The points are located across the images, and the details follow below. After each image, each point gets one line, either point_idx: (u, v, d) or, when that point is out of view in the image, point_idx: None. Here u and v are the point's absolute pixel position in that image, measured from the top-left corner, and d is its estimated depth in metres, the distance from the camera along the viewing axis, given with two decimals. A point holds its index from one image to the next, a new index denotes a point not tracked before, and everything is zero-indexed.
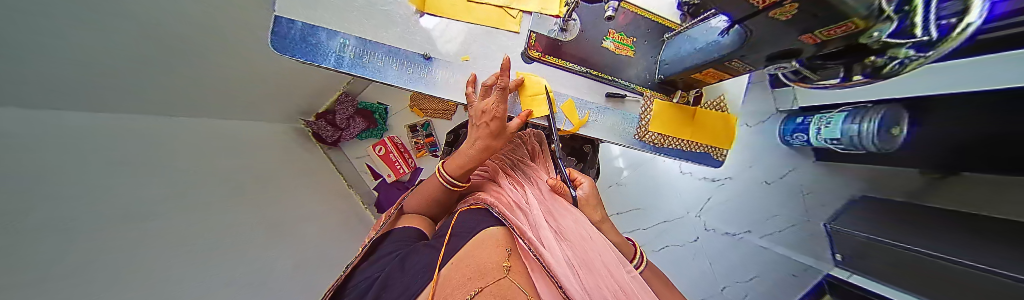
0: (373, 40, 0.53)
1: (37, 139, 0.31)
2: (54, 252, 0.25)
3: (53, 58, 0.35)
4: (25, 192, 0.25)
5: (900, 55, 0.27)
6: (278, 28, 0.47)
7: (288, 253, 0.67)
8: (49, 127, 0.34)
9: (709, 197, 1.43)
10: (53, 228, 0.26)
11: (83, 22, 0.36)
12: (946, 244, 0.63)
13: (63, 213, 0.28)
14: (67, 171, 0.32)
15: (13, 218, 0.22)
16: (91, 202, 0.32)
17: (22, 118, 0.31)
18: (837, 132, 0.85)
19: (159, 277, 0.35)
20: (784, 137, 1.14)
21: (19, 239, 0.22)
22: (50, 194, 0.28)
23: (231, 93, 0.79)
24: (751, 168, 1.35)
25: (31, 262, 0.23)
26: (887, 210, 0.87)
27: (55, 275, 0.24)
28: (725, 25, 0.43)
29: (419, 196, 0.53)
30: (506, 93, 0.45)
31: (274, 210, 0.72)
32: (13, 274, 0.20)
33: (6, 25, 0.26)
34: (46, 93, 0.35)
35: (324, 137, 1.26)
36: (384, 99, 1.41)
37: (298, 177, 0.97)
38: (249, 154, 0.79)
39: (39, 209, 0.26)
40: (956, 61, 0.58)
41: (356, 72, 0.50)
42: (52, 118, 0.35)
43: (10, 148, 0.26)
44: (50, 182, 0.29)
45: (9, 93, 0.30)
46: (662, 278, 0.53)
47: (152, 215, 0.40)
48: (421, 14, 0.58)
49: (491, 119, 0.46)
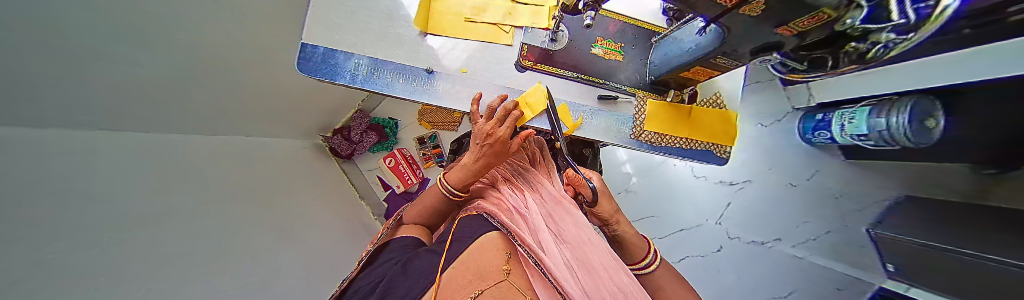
0: (383, 58, 0.59)
1: (59, 151, 0.34)
2: (75, 244, 0.28)
3: (81, 75, 0.39)
4: (42, 188, 0.28)
5: (880, 40, 0.29)
6: (303, 52, 0.55)
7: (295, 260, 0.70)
8: (81, 141, 0.38)
9: (729, 203, 1.35)
10: (74, 225, 0.29)
11: (115, 47, 0.41)
12: (993, 246, 0.56)
13: (82, 209, 0.31)
14: (86, 173, 0.35)
15: (32, 213, 0.25)
16: (106, 201, 0.35)
17: (47, 128, 0.34)
18: (863, 127, 0.81)
19: (166, 272, 0.37)
20: (806, 136, 1.11)
21: (39, 233, 0.25)
22: (73, 195, 0.31)
23: (253, 111, 0.87)
24: (771, 170, 1.26)
25: (48, 249, 0.25)
26: (952, 216, 0.74)
27: (65, 262, 0.26)
28: (701, 26, 0.45)
29: (418, 207, 0.55)
30: (513, 122, 0.51)
31: (285, 220, 0.76)
32: (31, 261, 0.22)
33: (37, 44, 0.30)
34: (80, 110, 0.40)
35: (338, 151, 1.34)
36: (393, 114, 1.50)
37: (311, 188, 1.02)
38: (266, 168, 0.85)
39: (58, 208, 0.29)
40: (967, 49, 0.55)
41: (367, 87, 0.55)
42: (81, 133, 0.40)
43: (31, 157, 0.29)
44: (67, 181, 0.32)
45: (40, 104, 0.33)
46: (676, 274, 0.49)
47: (164, 218, 0.42)
48: (425, 35, 0.64)
49: (498, 141, 0.50)
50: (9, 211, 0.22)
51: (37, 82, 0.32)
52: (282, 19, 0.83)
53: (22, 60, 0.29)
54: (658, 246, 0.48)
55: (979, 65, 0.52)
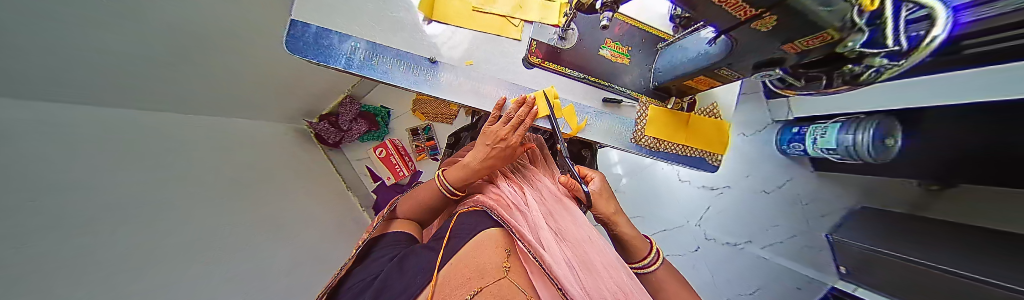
0: (382, 44, 0.56)
1: (43, 136, 0.31)
2: (61, 246, 0.25)
3: (66, 49, 0.35)
4: (28, 180, 0.25)
5: (875, 63, 0.30)
6: (293, 30, 0.50)
7: (285, 253, 0.66)
8: (47, 118, 0.34)
9: (708, 206, 1.37)
10: (52, 223, 0.26)
11: (98, 16, 0.36)
12: (959, 257, 0.60)
13: (62, 204, 0.28)
14: (61, 158, 0.31)
15: (9, 213, 0.22)
16: (86, 192, 0.32)
17: (20, 105, 0.30)
18: (833, 142, 0.88)
19: (158, 274, 0.34)
20: (781, 147, 1.18)
21: (23, 234, 0.22)
22: (54, 186, 0.28)
23: (236, 93, 0.80)
24: (749, 177, 1.30)
25: (34, 257, 0.22)
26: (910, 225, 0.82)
27: (54, 268, 0.23)
28: (712, 36, 0.45)
29: (410, 201, 0.54)
30: (525, 130, 0.52)
31: (271, 210, 0.71)
32: (18, 269, 0.20)
33: (25, 18, 0.26)
34: (51, 88, 0.35)
35: (326, 138, 1.28)
36: (386, 103, 1.43)
37: (296, 177, 0.96)
38: (250, 155, 0.79)
39: (40, 200, 0.26)
40: (939, 76, 0.60)
41: (365, 74, 0.52)
42: (53, 109, 0.36)
43: (13, 145, 0.26)
44: (45, 170, 0.28)
45: (13, 82, 0.29)
46: (680, 279, 0.47)
47: (150, 210, 0.39)
48: (429, 21, 0.61)
49: (510, 147, 0.50)
50: None
51: (17, 52, 0.28)
52: None
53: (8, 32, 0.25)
54: (661, 248, 0.48)
55: (957, 90, 0.56)
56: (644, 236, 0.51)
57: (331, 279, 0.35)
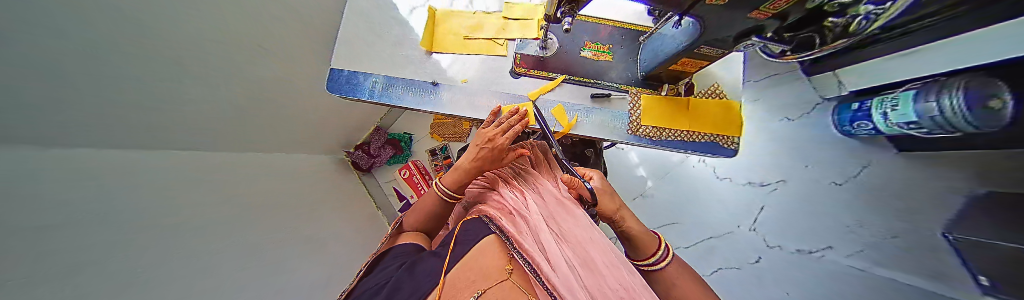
0: (395, 75, 0.67)
1: (85, 171, 0.38)
2: (81, 250, 0.30)
3: (107, 100, 0.44)
4: (53, 199, 0.31)
5: (862, 10, 0.36)
6: (333, 76, 0.64)
7: (294, 272, 0.70)
8: (93, 156, 0.42)
9: (763, 206, 1.17)
10: (97, 227, 0.34)
11: (122, 71, 0.46)
12: None
13: (92, 220, 0.34)
14: (102, 187, 0.39)
15: (30, 215, 0.27)
16: (120, 212, 0.39)
17: (54, 146, 0.38)
18: (911, 114, 0.75)
19: (166, 281, 0.39)
20: (844, 128, 1.04)
21: (39, 237, 0.26)
22: (83, 207, 0.34)
23: (269, 131, 0.95)
24: (808, 168, 1.10)
25: (50, 255, 0.26)
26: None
27: (69, 266, 0.28)
28: (676, 19, 0.53)
29: (417, 213, 0.59)
30: (513, 132, 0.58)
31: (292, 230, 0.80)
32: (28, 260, 0.24)
33: (45, 72, 0.34)
34: (103, 132, 0.45)
35: (360, 165, 1.44)
36: (408, 129, 1.61)
37: (328, 200, 1.11)
38: (284, 183, 0.92)
39: (65, 216, 0.31)
40: (1003, 24, 0.52)
41: (382, 101, 0.63)
42: (107, 152, 0.45)
43: (43, 173, 0.32)
44: (77, 194, 0.35)
45: (59, 124, 0.38)
46: (693, 274, 0.46)
47: (171, 229, 0.46)
48: (430, 53, 0.72)
49: (495, 148, 0.57)
50: (8, 215, 0.24)
51: (53, 102, 0.36)
52: (300, 47, 0.95)
53: (36, 82, 0.33)
54: (670, 243, 0.47)
55: None
56: (651, 231, 0.52)
57: (343, 291, 0.40)
